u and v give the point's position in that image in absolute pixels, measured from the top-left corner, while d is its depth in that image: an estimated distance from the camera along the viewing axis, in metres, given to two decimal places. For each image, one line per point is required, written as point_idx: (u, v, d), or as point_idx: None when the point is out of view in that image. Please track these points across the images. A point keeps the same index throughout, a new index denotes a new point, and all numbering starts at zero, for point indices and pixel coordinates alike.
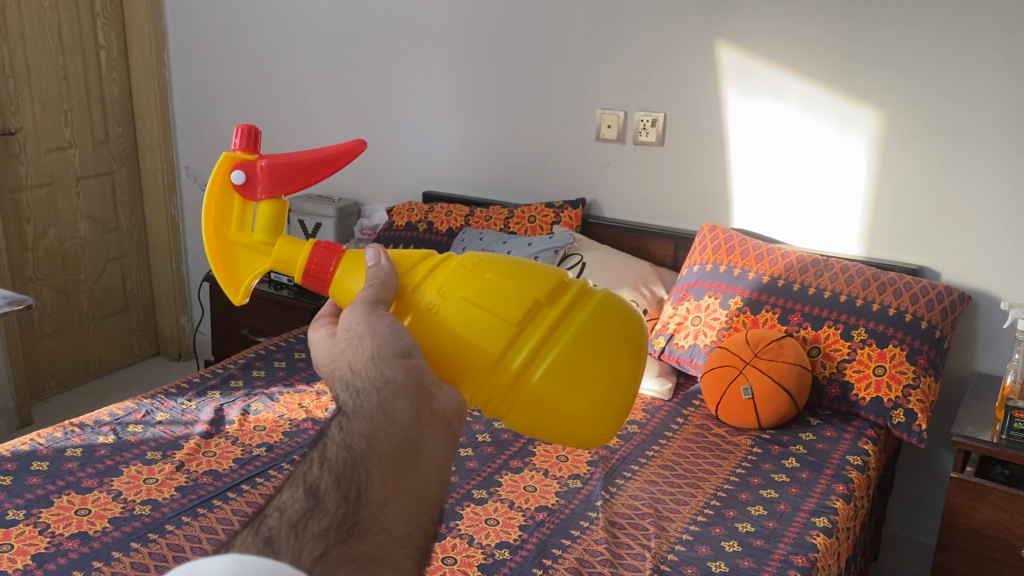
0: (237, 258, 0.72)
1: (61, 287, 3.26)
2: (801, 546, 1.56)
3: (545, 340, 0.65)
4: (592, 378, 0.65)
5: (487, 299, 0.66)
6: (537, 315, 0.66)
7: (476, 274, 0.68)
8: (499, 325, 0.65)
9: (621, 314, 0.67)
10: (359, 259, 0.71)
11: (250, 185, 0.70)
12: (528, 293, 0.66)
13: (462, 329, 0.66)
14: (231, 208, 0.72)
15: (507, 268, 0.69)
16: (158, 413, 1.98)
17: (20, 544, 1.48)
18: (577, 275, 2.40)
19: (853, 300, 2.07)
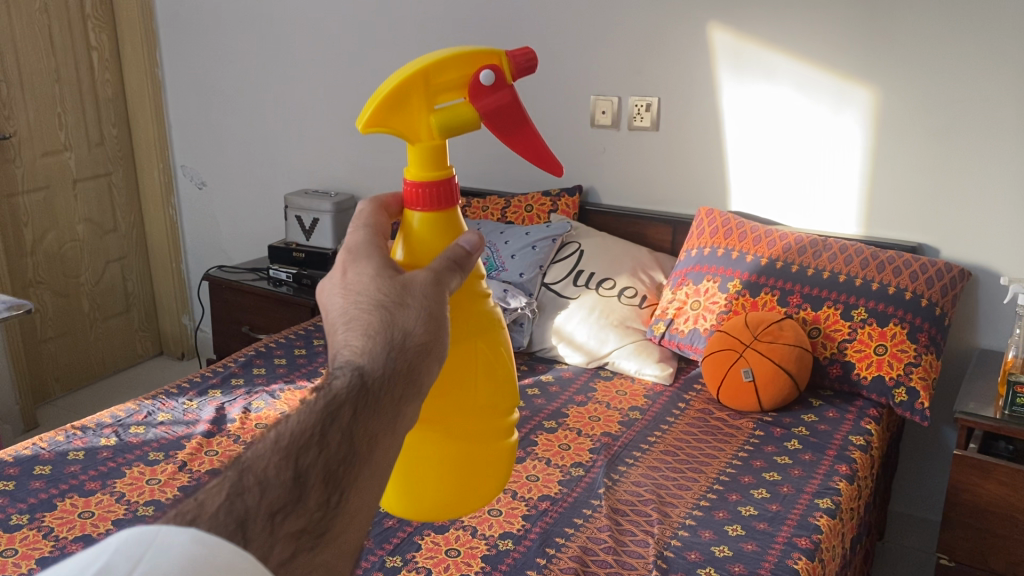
0: (404, 112, 0.74)
1: (62, 290, 3.27)
2: (804, 528, 1.56)
3: (480, 437, 0.75)
4: (471, 479, 0.76)
5: (481, 367, 0.75)
6: (494, 413, 0.76)
7: (492, 343, 0.76)
8: (470, 392, 0.75)
9: (509, 465, 0.79)
10: (456, 221, 0.76)
11: (486, 90, 0.75)
12: (500, 394, 0.77)
13: (452, 367, 0.74)
14: (451, 81, 0.75)
15: (508, 358, 0.78)
16: (160, 414, 1.98)
17: (25, 548, 1.49)
18: (576, 262, 2.39)
19: (852, 280, 2.06)
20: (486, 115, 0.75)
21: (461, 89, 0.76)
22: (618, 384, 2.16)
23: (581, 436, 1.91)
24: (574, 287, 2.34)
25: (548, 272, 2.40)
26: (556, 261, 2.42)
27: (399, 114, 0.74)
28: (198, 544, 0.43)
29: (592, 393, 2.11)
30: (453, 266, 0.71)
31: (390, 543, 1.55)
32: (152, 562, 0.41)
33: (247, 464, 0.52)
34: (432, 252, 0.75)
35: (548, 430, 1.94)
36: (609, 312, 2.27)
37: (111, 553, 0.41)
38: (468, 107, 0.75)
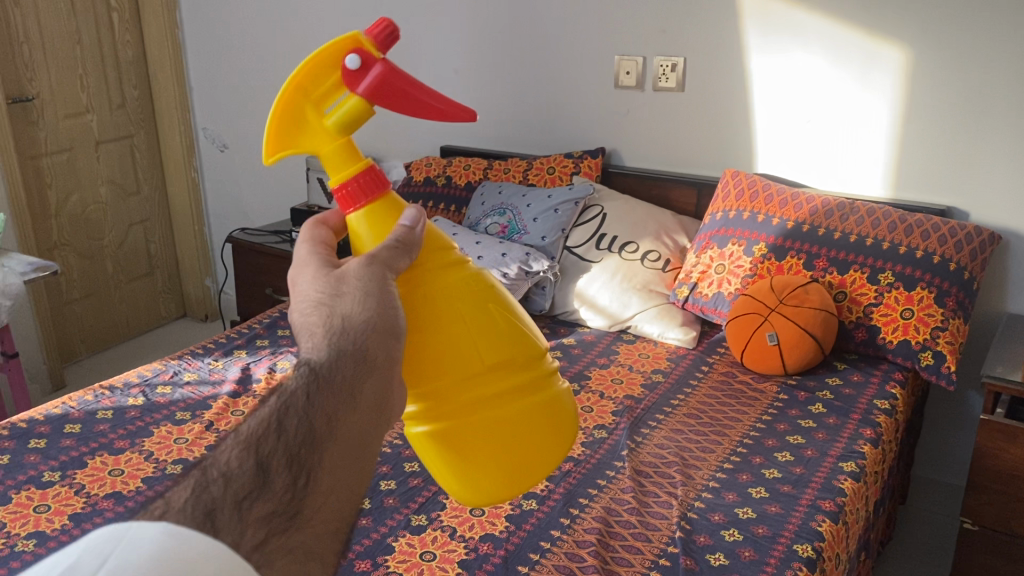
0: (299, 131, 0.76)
1: (86, 251, 3.29)
2: (828, 490, 1.56)
3: (503, 398, 0.73)
4: (525, 443, 0.74)
5: (481, 330, 0.74)
6: (507, 370, 0.74)
7: (483, 303, 0.75)
8: (479, 359, 0.73)
9: (564, 410, 0.77)
10: (397, 209, 0.74)
11: (356, 74, 0.74)
12: (515, 348, 0.75)
13: (451, 341, 0.73)
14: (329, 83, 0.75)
15: (509, 312, 0.77)
16: (186, 374, 2.00)
17: (57, 504, 1.52)
18: (598, 226, 2.37)
19: (879, 244, 2.04)
20: (366, 96, 0.73)
21: (341, 85, 0.75)
22: (640, 347, 2.15)
23: (603, 399, 1.92)
24: (596, 251, 2.32)
25: (571, 236, 2.38)
26: (578, 224, 2.40)
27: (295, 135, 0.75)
28: (171, 536, 0.44)
29: (615, 357, 2.11)
30: (399, 246, 0.70)
31: (415, 502, 1.57)
32: (123, 556, 0.41)
33: (206, 461, 0.52)
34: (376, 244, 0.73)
35: (571, 393, 1.94)
36: (632, 276, 2.25)
37: (83, 551, 0.41)
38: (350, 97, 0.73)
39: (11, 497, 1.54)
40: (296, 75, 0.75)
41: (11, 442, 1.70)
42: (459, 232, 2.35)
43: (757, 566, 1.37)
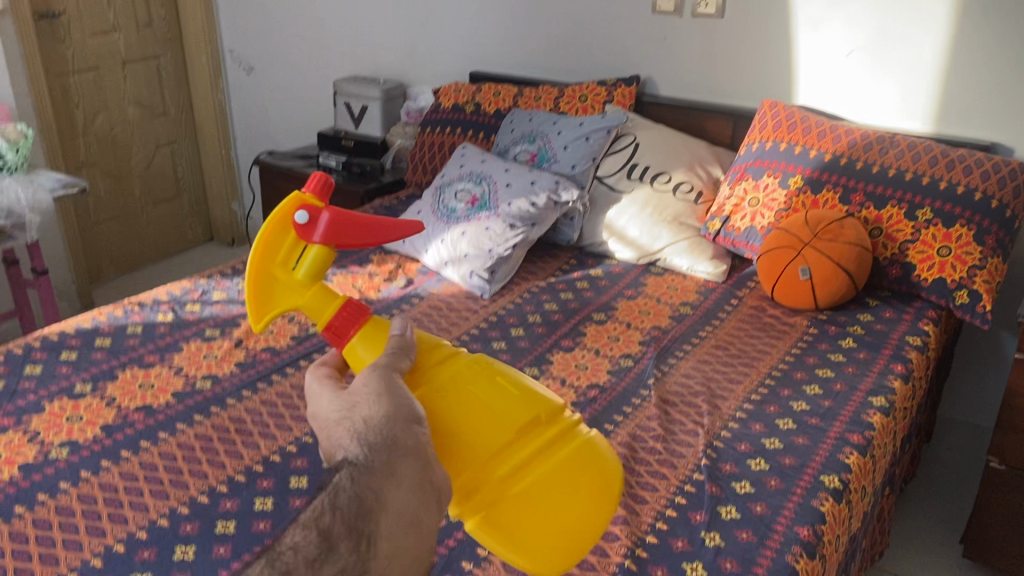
0: (275, 290, 0.90)
1: (113, 172, 3.29)
2: (857, 424, 1.54)
3: (538, 456, 0.74)
4: (578, 495, 0.73)
5: (493, 399, 0.76)
6: (533, 429, 0.76)
7: (488, 377, 0.79)
8: (502, 426, 0.74)
9: (600, 455, 0.78)
10: (378, 331, 0.84)
11: (307, 227, 0.88)
12: (532, 408, 0.77)
13: (470, 417, 0.74)
14: (286, 244, 0.89)
15: (513, 380, 0.80)
16: (215, 293, 2.00)
17: (89, 415, 1.55)
18: (630, 155, 2.32)
19: (918, 179, 1.99)
20: (322, 241, 0.87)
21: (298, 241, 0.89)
22: (669, 279, 2.13)
23: (631, 329, 1.91)
24: (627, 181, 2.28)
25: (602, 165, 2.34)
26: (610, 153, 2.35)
27: (274, 296, 0.90)
28: None
29: (643, 288, 2.09)
30: (394, 361, 0.76)
31: None
32: None
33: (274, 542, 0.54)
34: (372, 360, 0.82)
35: (598, 322, 1.93)
36: (663, 207, 2.22)
37: None
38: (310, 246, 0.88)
39: (45, 406, 1.57)
40: (258, 244, 0.88)
41: (43, 353, 1.72)
42: (488, 159, 2.31)
43: (782, 495, 1.37)
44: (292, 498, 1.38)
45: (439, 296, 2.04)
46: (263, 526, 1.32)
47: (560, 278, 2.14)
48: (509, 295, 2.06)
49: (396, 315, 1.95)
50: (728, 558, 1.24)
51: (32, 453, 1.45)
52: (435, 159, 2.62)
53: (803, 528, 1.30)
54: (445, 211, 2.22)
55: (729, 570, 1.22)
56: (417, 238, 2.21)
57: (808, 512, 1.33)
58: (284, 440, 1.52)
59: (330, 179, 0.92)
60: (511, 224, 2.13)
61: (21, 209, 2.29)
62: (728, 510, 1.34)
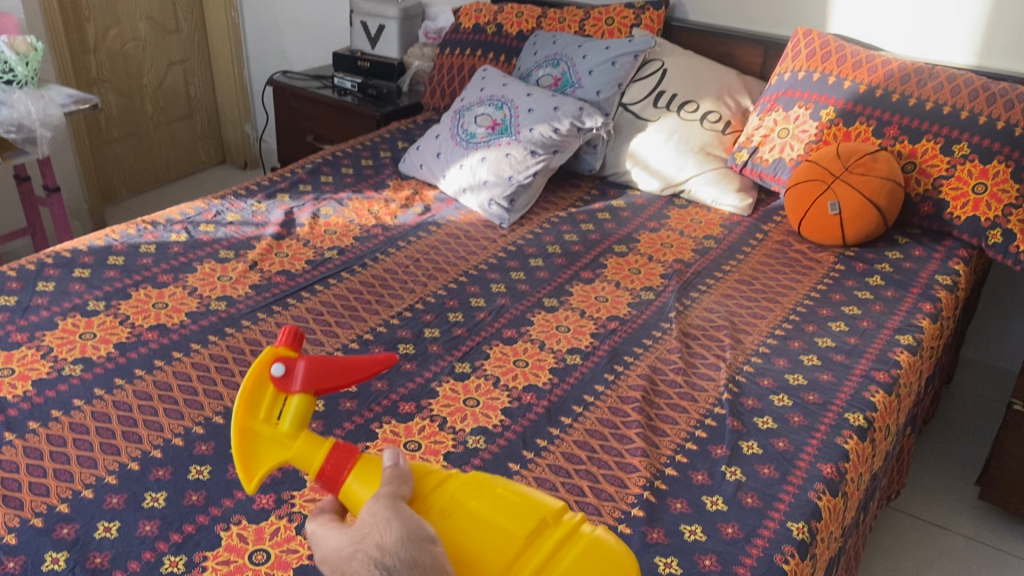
0: (259, 448, 0.89)
1: (124, 90, 3.22)
2: (883, 362, 1.51)
3: (550, 558, 0.81)
4: None
5: (500, 511, 0.84)
6: (542, 534, 0.83)
7: (490, 490, 0.86)
8: (513, 538, 0.81)
9: (607, 548, 0.85)
10: (369, 471, 0.87)
11: (285, 379, 0.90)
12: (537, 514, 0.85)
13: (481, 533, 0.81)
14: (264, 401, 0.92)
15: (514, 489, 0.87)
16: (229, 214, 1.96)
17: (103, 333, 1.53)
18: (657, 83, 2.24)
19: (956, 113, 1.91)
20: (302, 391, 0.89)
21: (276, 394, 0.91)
22: (693, 213, 2.08)
23: (652, 262, 1.86)
24: (654, 109, 2.21)
25: (627, 92, 2.27)
26: (636, 80, 2.28)
27: (259, 452, 0.89)
28: None
29: (665, 221, 2.04)
30: (395, 476, 0.83)
31: (459, 350, 1.56)
32: None
33: None
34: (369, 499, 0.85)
35: (619, 255, 1.89)
36: (690, 138, 2.15)
37: None
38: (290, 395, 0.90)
39: (58, 323, 1.55)
40: (238, 405, 0.90)
41: (56, 270, 1.69)
42: (509, 83, 2.23)
43: (806, 432, 1.34)
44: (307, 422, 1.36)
45: (456, 224, 2.00)
46: None
47: (580, 209, 2.09)
48: (529, 225, 2.02)
49: (413, 242, 1.91)
50: (750, 493, 1.22)
51: (46, 369, 1.43)
52: (454, 82, 2.55)
53: (826, 465, 1.27)
54: (463, 137, 2.15)
55: (750, 505, 1.20)
56: (435, 163, 2.15)
57: (831, 449, 1.30)
58: None
59: (300, 330, 0.95)
60: (532, 151, 2.07)
61: (32, 123, 2.24)
62: (750, 445, 1.31)
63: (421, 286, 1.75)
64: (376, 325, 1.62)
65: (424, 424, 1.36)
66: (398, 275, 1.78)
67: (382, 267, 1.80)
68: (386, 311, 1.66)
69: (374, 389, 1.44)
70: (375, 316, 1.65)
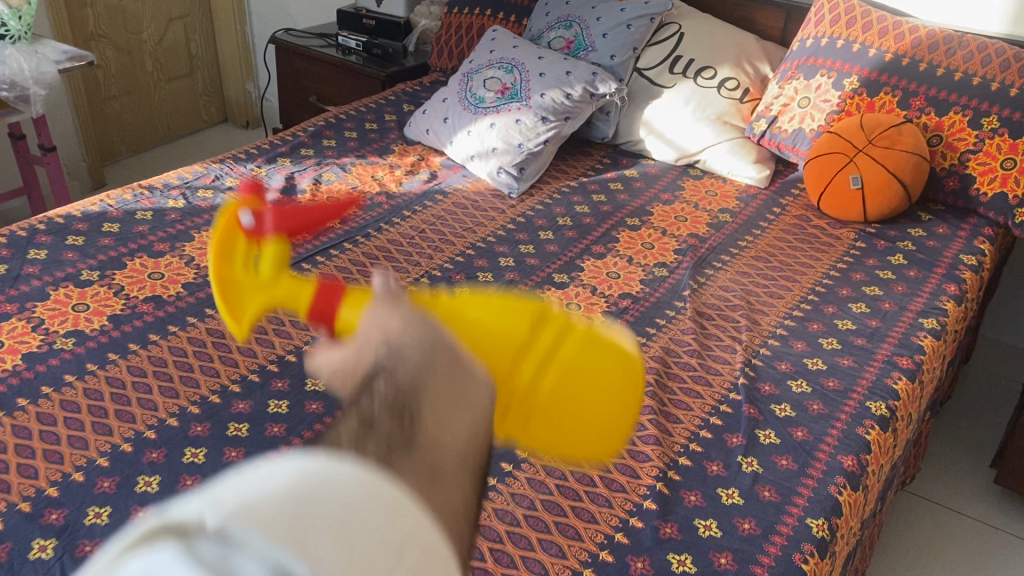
0: (238, 292, 0.89)
1: (123, 46, 3.12)
2: (906, 347, 1.45)
3: (556, 343, 0.72)
4: (604, 374, 0.71)
5: (494, 321, 0.74)
6: (540, 334, 0.73)
7: (477, 304, 0.77)
8: (514, 340, 0.72)
9: (618, 346, 0.75)
10: (358, 295, 0.77)
11: (255, 223, 0.88)
12: (531, 314, 0.75)
13: (480, 341, 0.72)
14: (236, 250, 0.89)
15: (511, 301, 0.78)
16: (228, 179, 1.89)
17: (96, 304, 1.47)
18: (674, 47, 2.16)
19: (987, 84, 1.82)
20: (274, 230, 0.87)
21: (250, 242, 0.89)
22: (708, 184, 2.01)
23: (666, 236, 1.80)
24: (669, 75, 2.13)
25: (642, 57, 2.18)
26: (652, 44, 2.19)
27: (237, 295, 0.89)
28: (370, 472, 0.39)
29: (679, 193, 1.97)
30: None
31: None
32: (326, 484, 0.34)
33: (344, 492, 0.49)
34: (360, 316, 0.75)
35: (631, 228, 1.83)
36: (706, 106, 2.07)
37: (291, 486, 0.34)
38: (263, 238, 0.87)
39: (50, 293, 1.49)
40: (212, 253, 0.89)
41: (48, 237, 1.63)
42: (520, 45, 2.15)
43: (825, 421, 1.29)
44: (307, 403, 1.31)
45: (463, 193, 1.93)
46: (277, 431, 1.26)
47: (591, 179, 2.02)
48: (538, 194, 1.95)
49: (419, 211, 1.85)
50: (767, 487, 1.17)
51: (37, 343, 1.38)
52: (462, 43, 2.46)
53: (847, 458, 1.22)
54: (471, 101, 2.07)
55: (768, 499, 1.15)
56: (442, 128, 2.07)
57: (852, 440, 1.25)
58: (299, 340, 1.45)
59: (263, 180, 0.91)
60: (542, 118, 1.99)
61: (26, 81, 2.16)
62: (767, 434, 1.26)
63: (426, 258, 1.69)
64: None
65: None
66: (403, 247, 1.72)
67: (386, 238, 1.74)
68: None
69: None
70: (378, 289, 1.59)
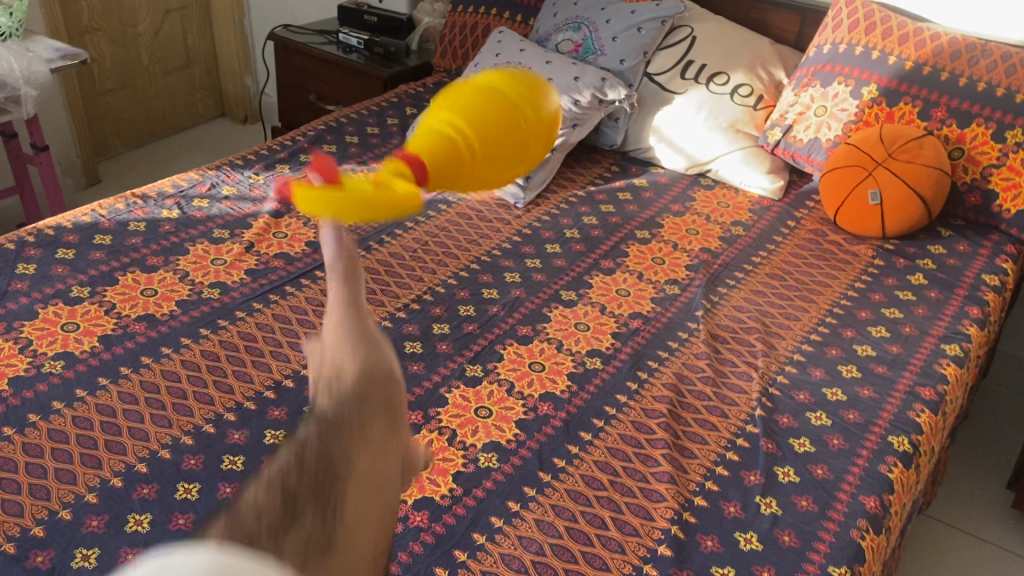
0: (404, 184, 0.48)
1: (119, 39, 3.05)
2: (928, 376, 1.40)
3: (526, 92, 0.54)
4: (547, 92, 0.57)
5: (477, 113, 0.52)
6: (501, 86, 0.54)
7: (458, 118, 0.51)
8: (507, 109, 0.53)
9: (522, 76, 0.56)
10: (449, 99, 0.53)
11: (320, 173, 0.47)
12: (490, 92, 0.53)
13: (492, 152, 0.52)
14: (365, 188, 0.47)
15: (446, 99, 0.52)
16: (225, 187, 1.83)
17: (86, 324, 1.42)
18: (686, 52, 2.09)
19: (1011, 96, 1.75)
20: (310, 174, 0.47)
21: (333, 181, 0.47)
22: (720, 195, 1.95)
23: (677, 251, 1.74)
24: (680, 81, 2.06)
25: (653, 61, 2.12)
26: (663, 48, 2.13)
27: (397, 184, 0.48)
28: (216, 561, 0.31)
29: (690, 204, 1.91)
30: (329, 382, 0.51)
31: (470, 350, 1.44)
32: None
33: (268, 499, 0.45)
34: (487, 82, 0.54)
35: (641, 242, 1.77)
36: (718, 114, 2.00)
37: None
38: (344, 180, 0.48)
39: (38, 311, 1.43)
40: (361, 198, 0.46)
41: (37, 250, 1.57)
42: (527, 48, 2.08)
43: (846, 458, 1.23)
44: None
45: (468, 203, 1.87)
46: None
47: (599, 188, 1.96)
48: (545, 204, 1.89)
49: (422, 222, 1.79)
50: (786, 530, 1.12)
51: (24, 366, 1.33)
52: (467, 43, 2.40)
53: (869, 498, 1.17)
54: None
55: (787, 544, 1.10)
56: None
57: (874, 479, 1.20)
58: (298, 363, 1.39)
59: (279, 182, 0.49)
60: None
61: (16, 81, 2.09)
62: (786, 471, 1.21)
63: (429, 273, 1.63)
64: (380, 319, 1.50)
65: (431, 437, 1.26)
66: (405, 261, 1.66)
67: (388, 251, 1.68)
68: (392, 303, 1.54)
69: None
70: (380, 308, 1.53)
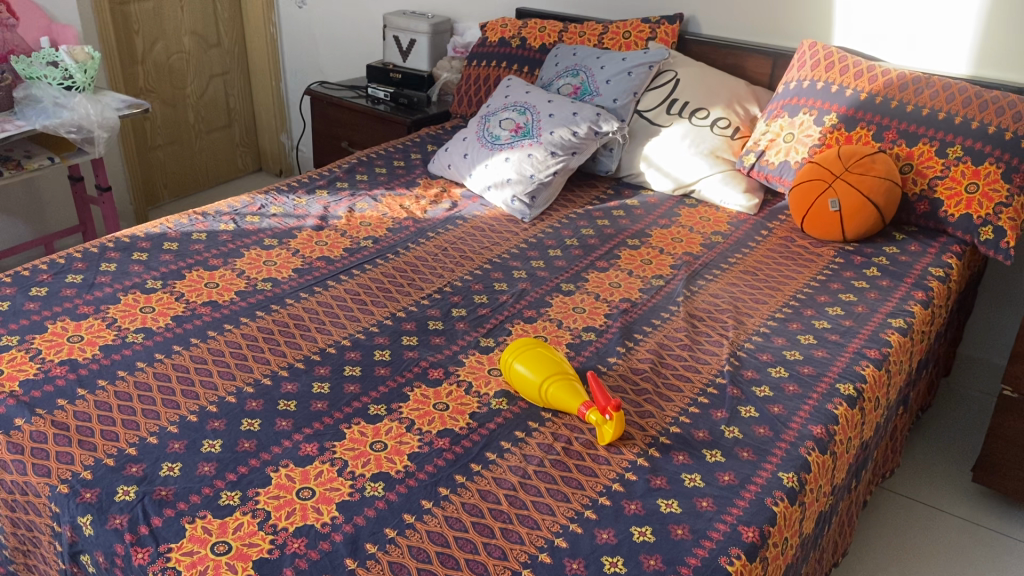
0: (578, 391, 1.43)
1: (169, 99, 3.40)
2: (875, 341, 1.64)
3: (547, 351, 1.49)
4: (545, 360, 1.46)
5: (543, 363, 1.45)
6: (552, 369, 1.44)
7: (543, 378, 1.43)
8: (548, 355, 1.48)
9: (532, 347, 1.50)
10: (527, 357, 1.47)
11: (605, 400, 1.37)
12: (543, 374, 1.44)
13: (563, 385, 1.43)
14: (565, 385, 1.43)
15: (545, 388, 1.43)
16: (272, 207, 2.12)
17: (160, 307, 1.69)
18: (671, 91, 2.38)
19: (951, 118, 2.04)
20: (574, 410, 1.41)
21: (568, 391, 1.42)
22: (702, 211, 2.22)
23: (663, 254, 2.00)
24: (666, 116, 2.35)
25: (642, 100, 2.41)
26: (650, 89, 2.42)
27: (568, 381, 1.44)
28: None
29: (676, 218, 2.18)
30: None
31: (484, 327, 1.70)
32: None
33: None
34: (535, 357, 1.47)
35: (632, 247, 2.03)
36: (700, 141, 2.28)
37: None
38: (571, 386, 1.43)
39: (120, 298, 1.71)
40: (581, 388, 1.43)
41: (117, 254, 1.86)
42: (532, 91, 2.39)
43: (799, 399, 1.47)
44: (346, 384, 1.51)
45: (482, 219, 2.14)
46: (320, 406, 1.45)
47: (597, 207, 2.24)
48: (549, 219, 2.17)
49: (442, 233, 2.06)
50: (745, 448, 1.35)
51: (111, 336, 1.59)
52: (480, 92, 2.71)
53: (817, 426, 1.41)
54: (488, 139, 2.30)
55: (745, 458, 1.33)
56: (462, 164, 2.30)
57: (821, 414, 1.44)
58: (338, 335, 1.65)
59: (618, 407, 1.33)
60: (552, 152, 2.21)
61: (91, 125, 2.43)
62: (748, 409, 1.45)
63: (449, 272, 1.90)
64: (407, 305, 1.76)
65: (451, 388, 1.51)
66: (427, 262, 1.93)
67: (413, 255, 1.95)
68: (418, 293, 1.81)
69: (406, 358, 1.59)
70: (407, 297, 1.79)
